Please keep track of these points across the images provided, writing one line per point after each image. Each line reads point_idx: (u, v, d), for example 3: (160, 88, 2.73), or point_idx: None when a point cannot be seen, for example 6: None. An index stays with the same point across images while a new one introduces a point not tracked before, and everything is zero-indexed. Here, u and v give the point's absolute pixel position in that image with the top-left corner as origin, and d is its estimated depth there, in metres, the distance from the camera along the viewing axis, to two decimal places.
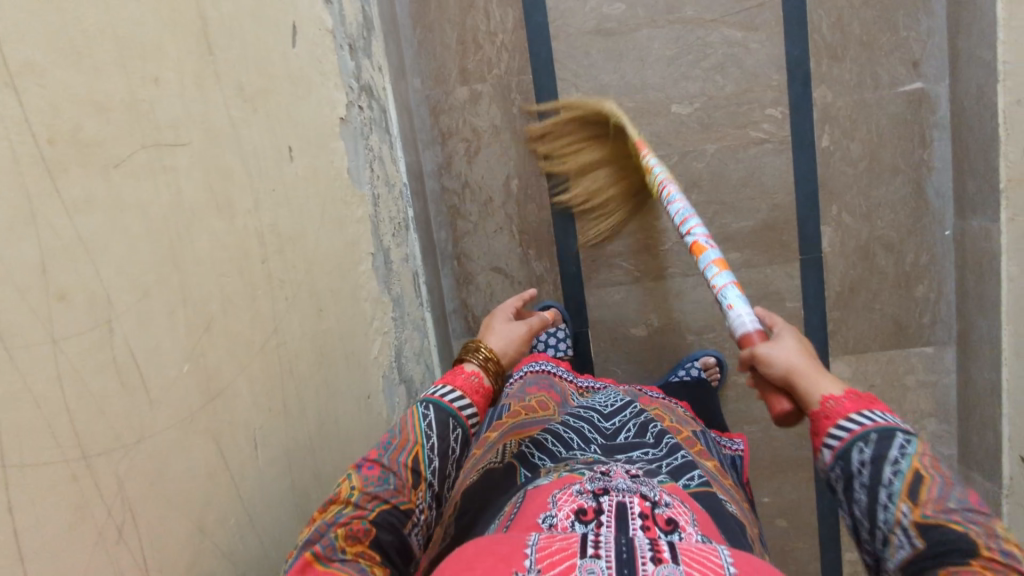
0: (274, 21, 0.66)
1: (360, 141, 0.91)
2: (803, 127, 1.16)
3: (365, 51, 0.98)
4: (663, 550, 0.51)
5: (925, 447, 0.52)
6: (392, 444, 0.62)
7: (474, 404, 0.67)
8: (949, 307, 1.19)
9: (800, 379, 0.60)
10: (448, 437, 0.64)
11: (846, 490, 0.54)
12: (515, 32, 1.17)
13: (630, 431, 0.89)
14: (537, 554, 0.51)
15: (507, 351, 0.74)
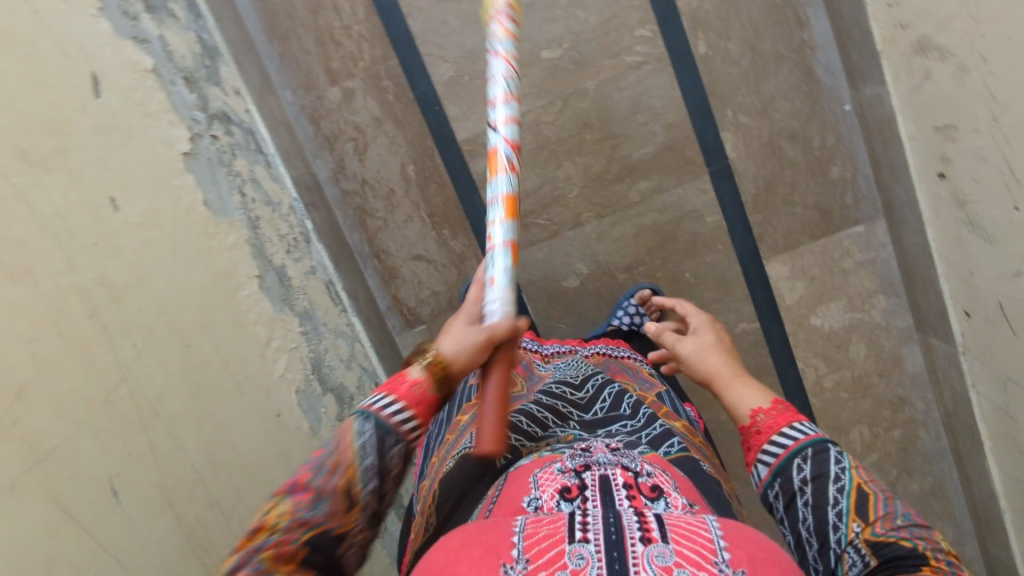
0: (63, 77, 0.66)
1: (220, 170, 0.91)
2: (677, 40, 1.14)
3: (211, 80, 0.98)
4: (653, 525, 0.49)
5: (858, 462, 0.59)
6: (324, 465, 0.49)
7: (416, 416, 0.52)
8: (867, 181, 1.17)
9: (716, 377, 0.75)
10: (388, 452, 0.50)
11: (787, 511, 0.59)
12: (369, 20, 1.15)
13: (604, 401, 0.89)
14: (522, 541, 0.48)
15: (459, 357, 0.55)
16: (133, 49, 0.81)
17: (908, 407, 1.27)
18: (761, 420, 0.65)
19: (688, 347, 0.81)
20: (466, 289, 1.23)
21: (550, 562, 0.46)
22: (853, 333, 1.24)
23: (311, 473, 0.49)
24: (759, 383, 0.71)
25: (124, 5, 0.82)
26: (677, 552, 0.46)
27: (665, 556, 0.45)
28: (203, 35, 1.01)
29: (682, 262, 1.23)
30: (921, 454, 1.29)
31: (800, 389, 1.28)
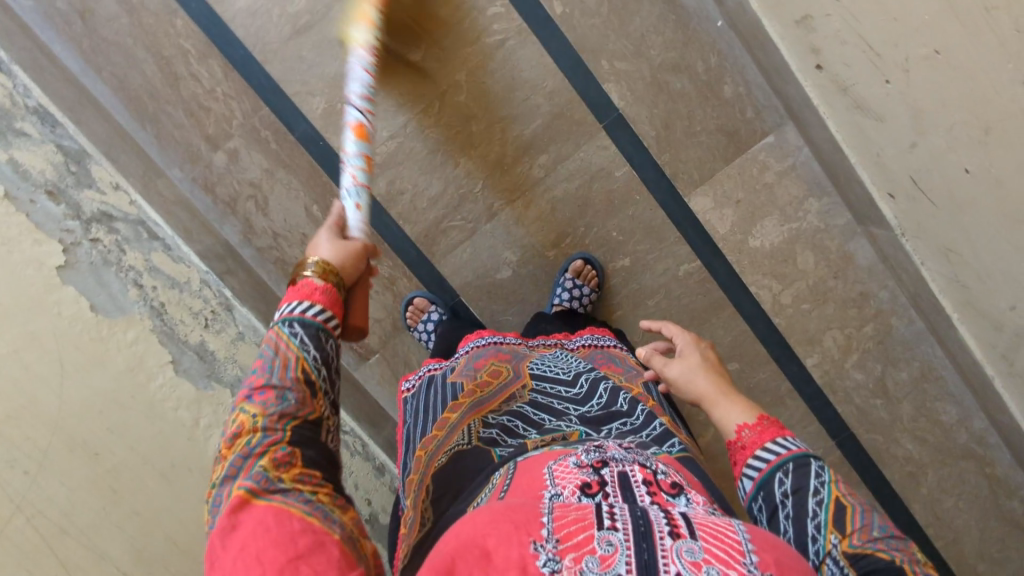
0: None
1: (106, 269, 0.91)
2: (531, 8, 1.12)
3: (80, 184, 0.98)
4: (681, 523, 0.48)
5: (839, 478, 0.59)
6: (274, 365, 0.53)
7: (331, 311, 0.57)
8: (761, 91, 1.15)
9: (704, 398, 0.73)
10: (326, 345, 0.55)
11: (770, 525, 0.58)
12: (228, 78, 1.15)
13: (600, 398, 0.87)
14: (553, 521, 0.47)
15: (340, 265, 0.63)
16: None
17: (872, 300, 1.23)
18: (747, 436, 0.65)
19: (675, 371, 0.78)
20: (405, 308, 1.20)
21: (578, 546, 0.45)
22: (796, 243, 1.21)
23: (266, 374, 0.52)
24: (747, 401, 0.69)
25: None
26: (705, 549, 0.46)
27: (694, 552, 0.45)
28: (63, 142, 1.01)
29: (606, 222, 1.21)
30: (901, 343, 1.25)
31: (761, 313, 1.25)
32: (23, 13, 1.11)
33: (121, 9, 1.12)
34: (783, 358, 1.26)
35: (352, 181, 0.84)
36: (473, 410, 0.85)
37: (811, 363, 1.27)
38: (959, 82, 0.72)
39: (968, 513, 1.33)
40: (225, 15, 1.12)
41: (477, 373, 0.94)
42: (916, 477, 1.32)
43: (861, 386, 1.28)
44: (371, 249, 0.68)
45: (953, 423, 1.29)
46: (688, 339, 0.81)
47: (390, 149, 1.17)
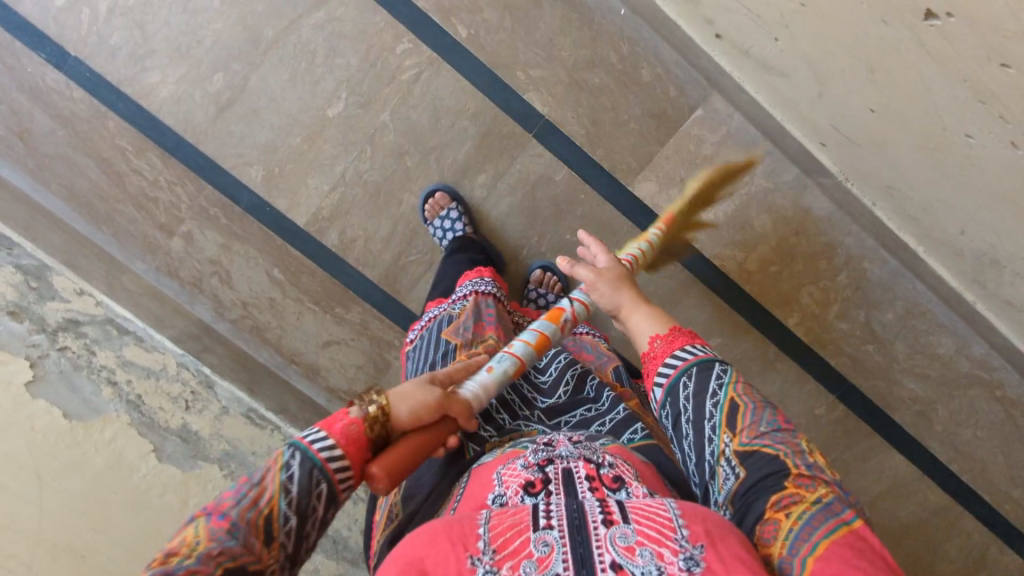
0: None
1: (78, 375, 0.95)
2: (437, 37, 1.14)
3: (44, 298, 1.02)
4: (615, 509, 0.54)
5: (738, 378, 0.63)
6: (244, 493, 0.52)
7: (346, 457, 0.55)
8: (679, 67, 1.15)
9: (621, 307, 0.78)
10: (313, 489, 0.53)
11: (676, 431, 0.63)
12: (168, 166, 1.19)
13: (567, 386, 0.89)
14: (488, 532, 0.52)
15: (405, 407, 0.58)
16: None
17: (840, 248, 1.22)
18: (657, 346, 0.69)
19: (597, 284, 0.81)
20: (425, 202, 1.17)
21: (514, 553, 0.51)
22: (750, 207, 1.20)
23: (233, 500, 0.52)
24: (660, 312, 0.75)
25: None
26: (636, 531, 0.51)
27: (626, 537, 0.51)
28: (21, 262, 1.06)
29: (559, 225, 1.20)
30: (878, 285, 1.23)
31: (733, 284, 1.24)
32: None
33: (56, 123, 1.17)
34: (764, 324, 1.25)
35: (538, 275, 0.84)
36: None
37: (793, 323, 1.25)
38: (837, 30, 0.76)
39: (988, 441, 1.30)
40: (152, 108, 1.16)
41: (469, 330, 0.93)
42: (927, 415, 1.29)
43: (849, 335, 1.26)
44: (457, 408, 0.62)
45: (952, 353, 1.26)
46: (610, 258, 0.86)
47: (335, 201, 1.20)
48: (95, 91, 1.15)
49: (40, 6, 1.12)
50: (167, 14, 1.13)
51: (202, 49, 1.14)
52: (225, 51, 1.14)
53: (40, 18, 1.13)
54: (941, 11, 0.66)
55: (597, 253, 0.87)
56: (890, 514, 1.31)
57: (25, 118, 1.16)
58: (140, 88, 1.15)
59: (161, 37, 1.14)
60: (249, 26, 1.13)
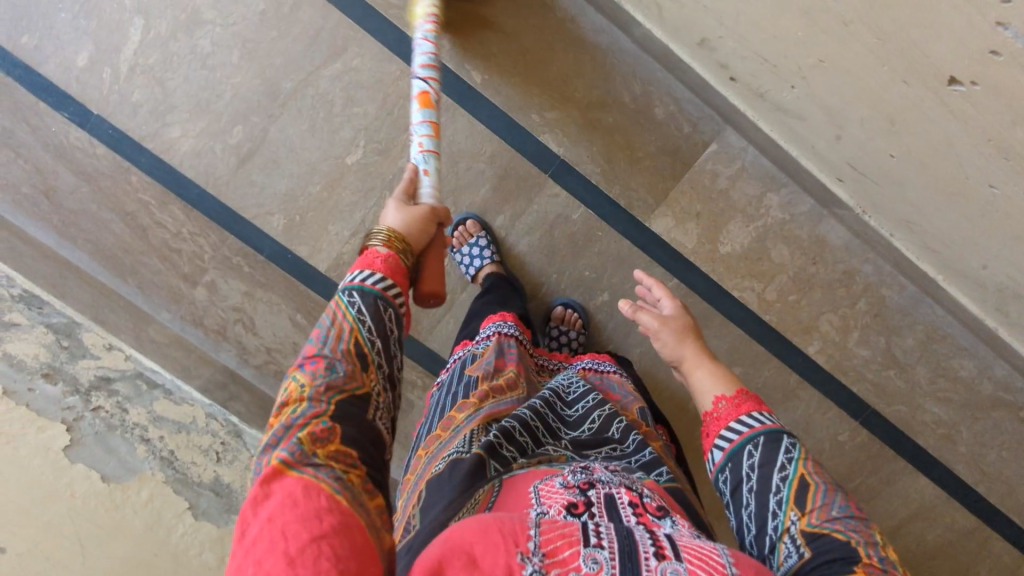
0: None
1: (114, 433, 0.96)
2: (452, 83, 1.15)
3: (75, 357, 1.04)
4: (666, 543, 0.47)
5: (807, 458, 0.63)
6: (327, 336, 0.57)
7: (394, 283, 0.62)
8: (692, 104, 1.16)
9: (686, 360, 0.79)
10: (382, 316, 0.59)
11: (734, 498, 0.63)
12: (190, 217, 1.20)
13: (593, 424, 0.84)
14: (539, 534, 0.45)
15: (407, 232, 0.68)
16: None
17: (858, 276, 1.22)
18: (722, 408, 0.69)
19: (659, 334, 0.82)
20: (454, 230, 1.18)
21: (564, 562, 0.44)
22: (767, 239, 1.21)
23: (320, 343, 0.56)
24: (727, 369, 0.75)
25: None
26: (689, 570, 0.44)
27: (679, 573, 0.44)
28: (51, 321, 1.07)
29: (578, 262, 1.21)
30: (897, 311, 1.23)
31: (752, 314, 1.24)
32: None
33: (80, 180, 1.19)
34: (785, 352, 1.25)
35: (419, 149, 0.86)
36: (482, 414, 0.80)
37: (814, 351, 1.25)
38: (853, 82, 0.77)
39: (1015, 462, 1.29)
40: (173, 161, 1.18)
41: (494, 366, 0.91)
42: (952, 438, 1.29)
43: (870, 361, 1.26)
44: (441, 211, 0.73)
45: (974, 376, 1.26)
46: (676, 305, 0.84)
47: (355, 246, 1.21)
48: (118, 147, 1.17)
49: (63, 67, 1.14)
50: (186, 70, 1.14)
51: (221, 103, 1.16)
52: (243, 104, 1.16)
53: (62, 78, 1.14)
54: (965, 78, 0.66)
55: (661, 296, 0.86)
56: (916, 537, 1.31)
57: (50, 176, 1.18)
58: (161, 143, 1.17)
59: (181, 92, 1.15)
60: (267, 79, 1.15)
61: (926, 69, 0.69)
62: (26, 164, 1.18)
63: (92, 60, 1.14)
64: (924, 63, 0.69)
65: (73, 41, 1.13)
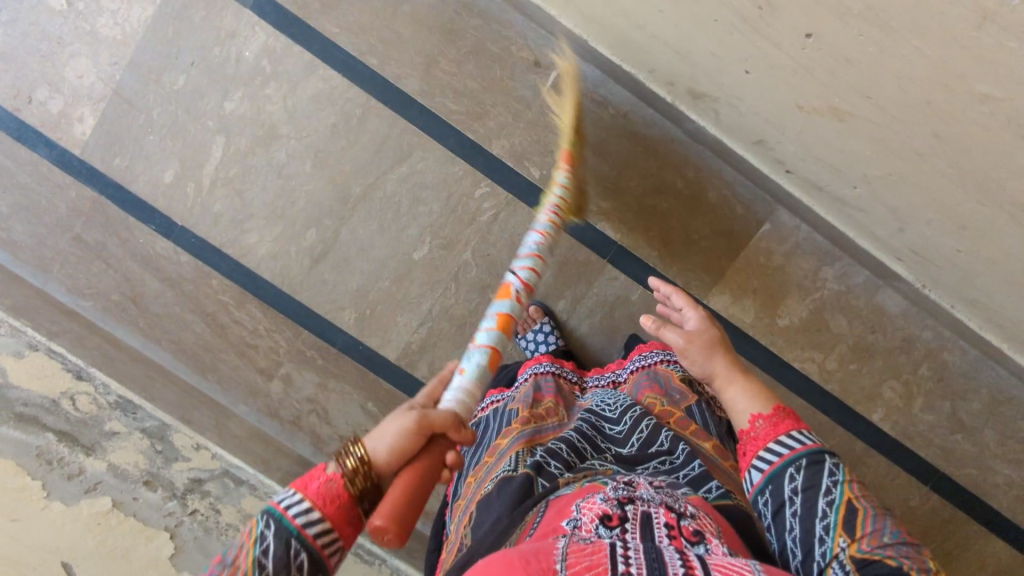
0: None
1: (211, 537, 1.00)
2: (512, 179, 1.21)
3: (169, 460, 1.08)
4: (696, 563, 0.48)
5: (851, 481, 0.64)
6: (223, 565, 0.55)
7: (325, 518, 0.56)
8: (744, 187, 1.20)
9: (718, 376, 0.78)
10: (292, 558, 0.55)
11: (777, 521, 0.64)
12: (266, 315, 1.26)
13: (640, 437, 0.86)
14: (567, 569, 0.47)
15: (386, 454, 0.59)
16: (89, 502, 0.96)
17: (919, 342, 1.23)
18: (759, 426, 0.70)
19: (686, 350, 0.81)
20: None
21: None
22: (823, 311, 1.23)
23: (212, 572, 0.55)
24: (760, 384, 0.75)
25: (64, 470, 0.97)
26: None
27: None
28: (145, 425, 1.14)
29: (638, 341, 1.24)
30: (960, 375, 1.24)
31: (815, 384, 1.25)
32: (86, 313, 1.25)
33: (164, 286, 1.26)
34: (849, 420, 1.26)
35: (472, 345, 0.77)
36: (522, 441, 0.86)
37: (879, 418, 1.26)
38: (915, 187, 0.81)
39: None
40: (252, 265, 1.25)
41: (535, 399, 0.98)
42: None
43: (936, 426, 1.25)
44: (436, 424, 0.61)
45: None
46: (700, 318, 0.84)
47: (424, 335, 1.26)
48: (200, 254, 1.25)
49: (151, 183, 1.23)
50: (263, 180, 1.22)
51: (296, 209, 1.23)
52: (316, 209, 1.23)
53: (149, 193, 1.24)
54: None
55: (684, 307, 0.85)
56: None
57: (138, 284, 1.26)
58: (240, 248, 1.25)
59: (258, 201, 1.23)
60: (339, 185, 1.22)
61: (998, 198, 0.74)
62: (116, 274, 1.25)
63: (177, 176, 1.23)
64: (997, 188, 0.74)
65: (160, 160, 1.23)
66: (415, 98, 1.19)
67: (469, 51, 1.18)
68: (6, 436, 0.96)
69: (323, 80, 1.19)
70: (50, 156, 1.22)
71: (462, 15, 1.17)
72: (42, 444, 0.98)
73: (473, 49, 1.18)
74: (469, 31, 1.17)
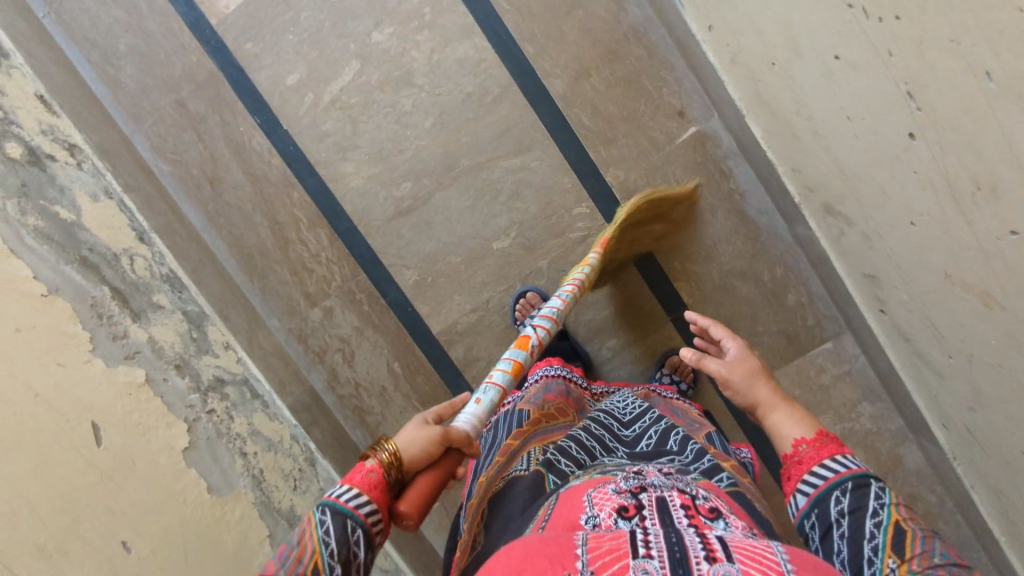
0: (49, 430, 0.77)
1: (220, 445, 1.01)
2: (613, 211, 1.22)
3: (200, 351, 1.10)
4: (717, 547, 0.52)
5: (899, 500, 0.60)
6: (288, 556, 0.55)
7: (373, 502, 0.57)
8: (824, 300, 1.21)
9: (762, 404, 0.76)
10: (348, 540, 0.55)
11: (824, 543, 0.61)
12: (333, 245, 1.27)
13: (651, 439, 0.95)
14: (589, 553, 0.51)
15: (410, 451, 0.61)
16: (125, 369, 0.93)
17: (921, 502, 1.25)
18: (801, 450, 0.67)
19: (735, 376, 0.79)
20: (516, 301, 1.23)
21: None
22: (848, 443, 1.24)
23: (278, 563, 0.55)
24: (805, 411, 0.72)
25: (111, 329, 0.95)
26: (741, 571, 0.49)
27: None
28: (187, 308, 1.14)
29: None
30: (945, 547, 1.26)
31: None
32: (162, 178, 1.26)
33: (247, 180, 1.26)
34: None
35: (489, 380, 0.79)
36: (535, 440, 0.96)
37: None
38: None
39: None
40: (338, 192, 1.25)
41: (546, 405, 1.05)
42: None
43: None
44: (454, 437, 0.64)
45: None
46: (739, 347, 0.83)
47: (472, 320, 1.27)
48: (293, 164, 1.24)
49: (272, 79, 1.22)
50: (380, 119, 1.22)
51: (400, 158, 1.23)
52: (419, 165, 1.22)
53: (267, 88, 1.22)
54: None
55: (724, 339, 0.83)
56: None
57: (221, 168, 1.26)
58: (333, 174, 1.24)
59: (368, 137, 1.22)
60: (449, 152, 1.22)
61: None
62: (205, 151, 1.25)
63: (299, 83, 1.22)
64: None
65: (290, 61, 1.21)
66: (555, 97, 1.19)
67: (623, 73, 1.17)
68: (68, 275, 0.94)
69: (475, 48, 1.18)
70: (187, 15, 1.21)
71: (631, 39, 1.16)
72: (98, 295, 0.97)
73: (628, 74, 1.17)
74: (631, 54, 1.16)
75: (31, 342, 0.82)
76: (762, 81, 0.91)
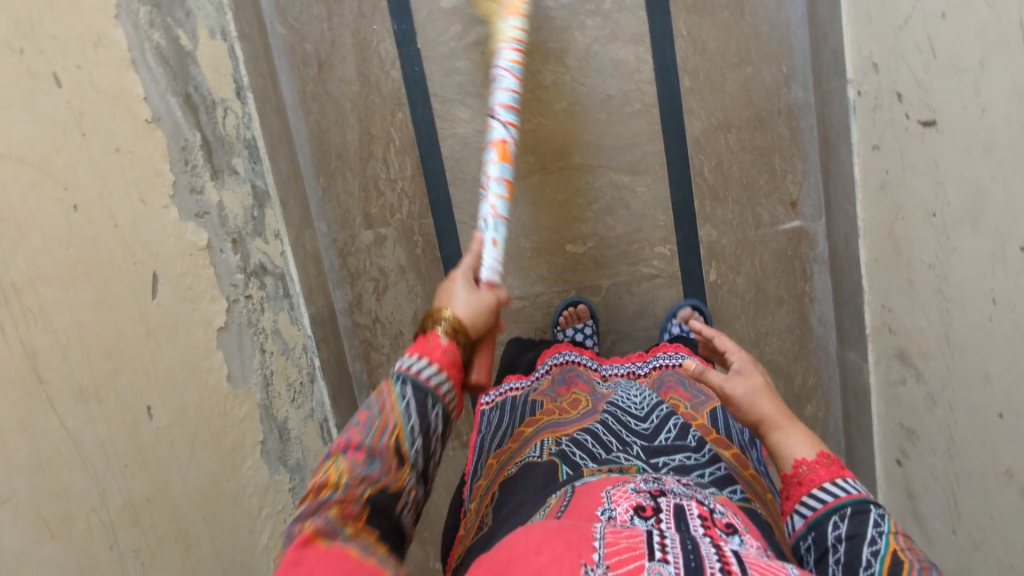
0: (119, 267, 0.72)
1: (246, 334, 0.96)
2: (691, 264, 1.22)
3: (255, 231, 1.04)
4: (733, 560, 0.44)
5: (901, 530, 0.55)
6: (373, 425, 0.51)
7: (450, 378, 0.55)
8: (835, 423, 1.26)
9: (764, 421, 0.69)
10: (427, 412, 0.53)
11: (817, 565, 0.56)
12: (414, 179, 1.22)
13: (669, 432, 0.82)
14: (606, 546, 0.43)
15: (472, 321, 0.61)
16: (193, 228, 0.87)
17: None
18: (803, 470, 0.62)
19: (737, 389, 0.72)
20: (564, 308, 1.21)
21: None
22: None
23: (363, 432, 0.50)
24: (811, 431, 0.65)
25: (192, 180, 0.89)
26: None
27: None
28: (257, 183, 1.07)
29: None
30: None
31: None
32: (272, 38, 1.18)
33: (357, 78, 1.19)
34: None
35: (492, 211, 0.83)
36: (549, 428, 0.86)
37: None
38: None
39: None
40: (441, 131, 1.20)
41: (559, 396, 0.96)
42: None
43: None
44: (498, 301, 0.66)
45: None
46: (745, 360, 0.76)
47: (515, 307, 1.25)
48: (410, 85, 1.19)
49: None
50: None
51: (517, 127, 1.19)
52: (532, 142, 1.19)
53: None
54: None
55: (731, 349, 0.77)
56: None
57: (336, 55, 1.18)
58: (445, 111, 1.20)
59: None
60: (566, 142, 1.19)
61: None
62: (327, 31, 1.18)
63: (452, 11, 1.16)
64: None
65: None
66: (688, 137, 1.18)
67: (760, 143, 1.17)
68: (172, 107, 0.87)
69: (636, 56, 1.15)
70: None
71: (782, 115, 1.16)
72: (190, 140, 0.90)
73: (763, 146, 1.18)
74: (776, 128, 1.17)
75: (125, 167, 0.75)
76: (907, 220, 0.93)
